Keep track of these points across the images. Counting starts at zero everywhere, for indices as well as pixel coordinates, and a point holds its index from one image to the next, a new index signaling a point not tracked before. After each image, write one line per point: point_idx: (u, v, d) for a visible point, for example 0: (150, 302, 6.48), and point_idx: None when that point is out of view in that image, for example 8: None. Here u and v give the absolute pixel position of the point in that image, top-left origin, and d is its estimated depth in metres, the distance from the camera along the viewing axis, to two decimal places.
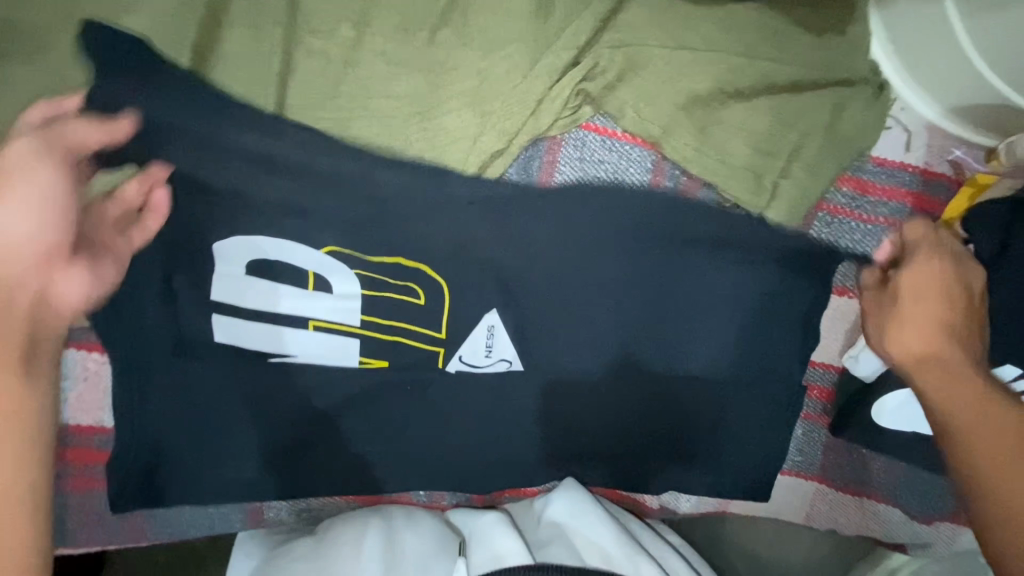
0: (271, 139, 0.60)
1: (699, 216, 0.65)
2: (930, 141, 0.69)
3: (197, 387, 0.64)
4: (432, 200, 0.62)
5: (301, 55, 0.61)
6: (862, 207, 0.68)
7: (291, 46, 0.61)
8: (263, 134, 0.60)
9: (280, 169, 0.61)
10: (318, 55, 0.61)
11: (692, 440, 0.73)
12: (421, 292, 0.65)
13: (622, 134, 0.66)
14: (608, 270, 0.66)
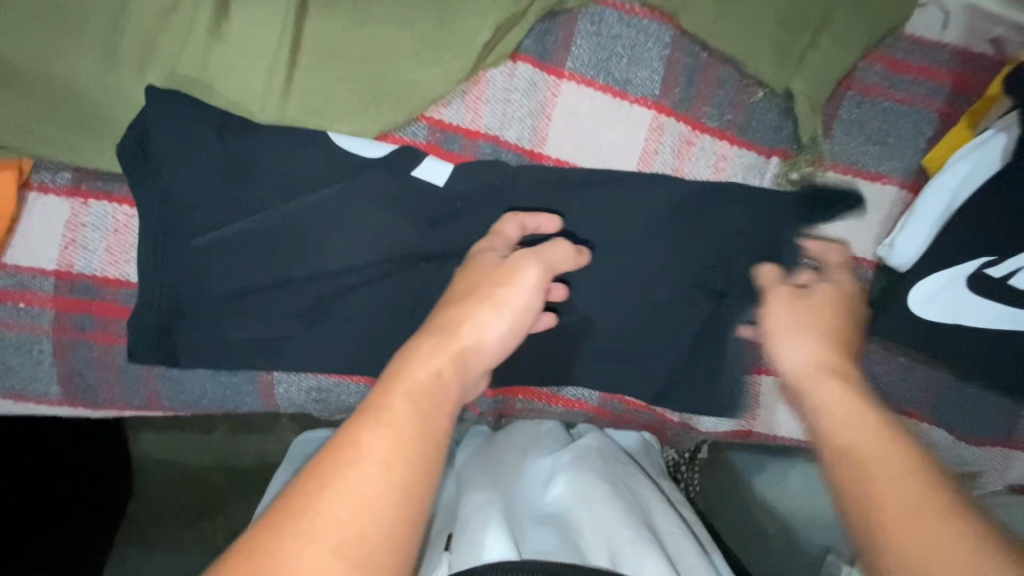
0: (278, 7, 0.61)
1: (723, 91, 0.65)
2: (968, 21, 0.65)
3: (195, 260, 0.62)
4: (443, 72, 0.63)
5: None
6: (894, 87, 0.65)
7: None
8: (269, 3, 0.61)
9: (291, 38, 0.62)
10: None
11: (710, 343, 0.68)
12: (437, 163, 0.65)
13: (639, 8, 0.64)
14: (630, 146, 0.66)
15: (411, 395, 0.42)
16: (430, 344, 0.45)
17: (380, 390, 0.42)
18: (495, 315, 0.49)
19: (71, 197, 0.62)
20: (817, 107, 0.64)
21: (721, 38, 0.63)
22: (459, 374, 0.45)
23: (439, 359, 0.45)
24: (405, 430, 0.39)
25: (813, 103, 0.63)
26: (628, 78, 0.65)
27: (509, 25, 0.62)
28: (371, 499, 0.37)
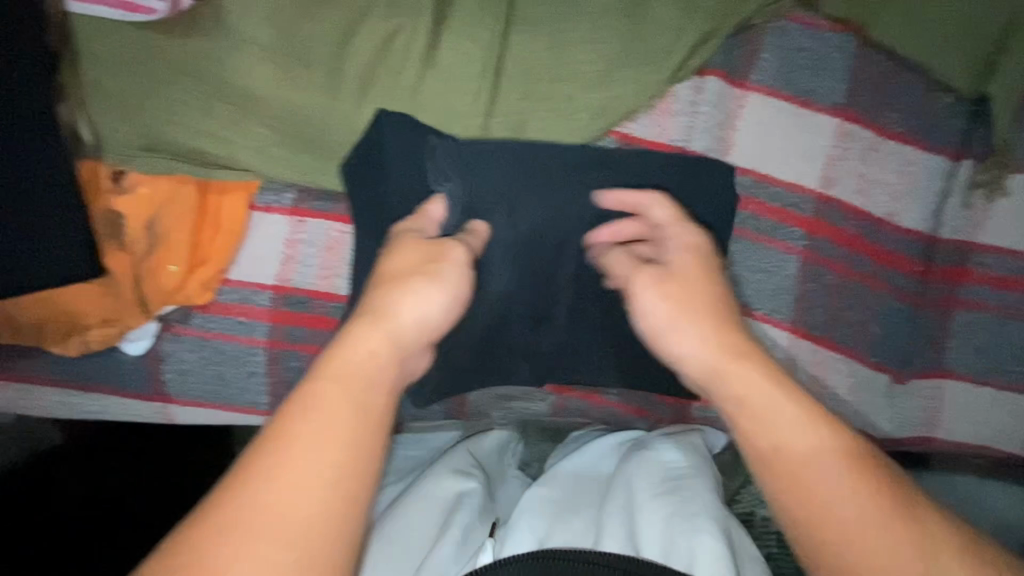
0: (487, 32, 0.65)
1: (907, 98, 0.67)
2: None
3: None
4: (636, 86, 0.66)
5: None
6: None
7: None
8: (478, 28, 0.65)
9: (497, 60, 0.65)
10: None
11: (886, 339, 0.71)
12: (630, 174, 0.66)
13: (824, 22, 0.67)
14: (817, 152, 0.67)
15: (341, 381, 0.41)
16: (374, 322, 0.46)
17: (318, 375, 0.41)
18: (429, 284, 0.50)
19: (290, 216, 0.66)
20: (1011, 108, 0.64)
21: (908, 47, 0.65)
22: (398, 361, 0.45)
23: (378, 342, 0.45)
24: (342, 424, 0.39)
25: (1006, 105, 0.64)
26: (812, 87, 0.67)
27: (700, 45, 0.66)
28: (315, 499, 0.37)
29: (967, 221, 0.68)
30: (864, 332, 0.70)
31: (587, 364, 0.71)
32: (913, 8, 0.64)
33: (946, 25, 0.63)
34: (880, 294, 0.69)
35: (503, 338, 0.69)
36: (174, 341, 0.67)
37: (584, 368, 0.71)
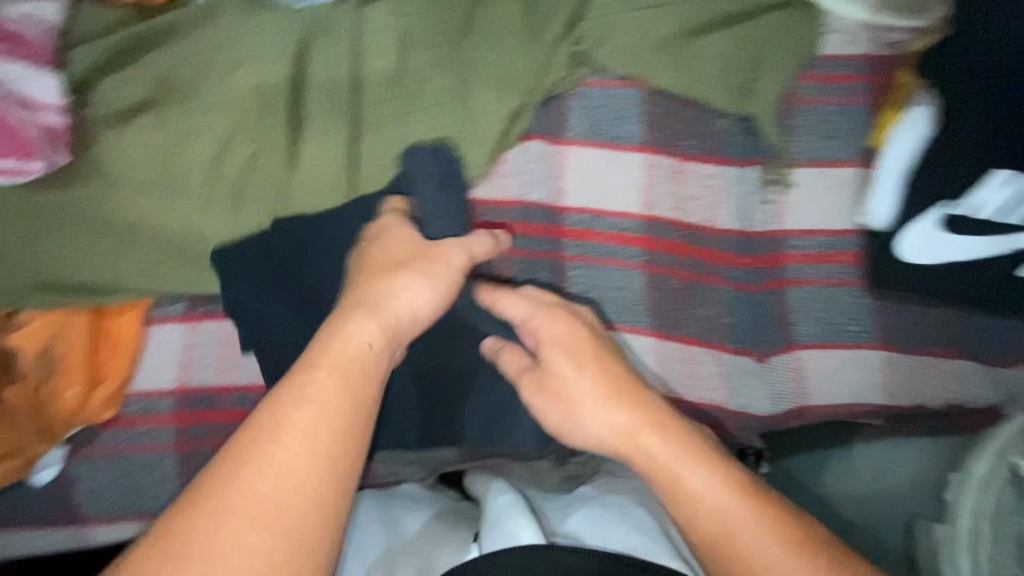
0: (337, 138, 0.77)
1: (696, 127, 0.80)
2: (867, 35, 0.82)
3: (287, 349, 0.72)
4: (471, 157, 0.78)
5: (352, 75, 0.79)
6: (828, 94, 0.81)
7: (347, 70, 0.79)
8: (328, 136, 0.76)
9: (350, 158, 0.77)
10: (364, 73, 0.79)
11: (735, 325, 0.81)
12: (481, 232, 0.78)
13: (613, 81, 0.82)
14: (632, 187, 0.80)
15: (335, 371, 0.57)
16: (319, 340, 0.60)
17: (284, 384, 0.56)
18: (413, 279, 0.66)
19: (186, 323, 0.73)
20: (773, 121, 0.79)
21: (682, 90, 0.80)
22: (384, 340, 0.62)
23: (352, 345, 0.60)
24: (332, 403, 0.55)
25: (769, 120, 0.78)
26: (618, 133, 0.81)
27: (517, 116, 0.79)
28: (298, 483, 0.50)
29: (771, 214, 0.80)
30: (716, 323, 0.81)
31: (483, 402, 0.77)
32: (675, 62, 0.80)
33: (703, 70, 0.79)
34: (718, 289, 0.80)
35: (402, 392, 0.77)
36: (83, 463, 0.71)
37: (481, 408, 0.77)
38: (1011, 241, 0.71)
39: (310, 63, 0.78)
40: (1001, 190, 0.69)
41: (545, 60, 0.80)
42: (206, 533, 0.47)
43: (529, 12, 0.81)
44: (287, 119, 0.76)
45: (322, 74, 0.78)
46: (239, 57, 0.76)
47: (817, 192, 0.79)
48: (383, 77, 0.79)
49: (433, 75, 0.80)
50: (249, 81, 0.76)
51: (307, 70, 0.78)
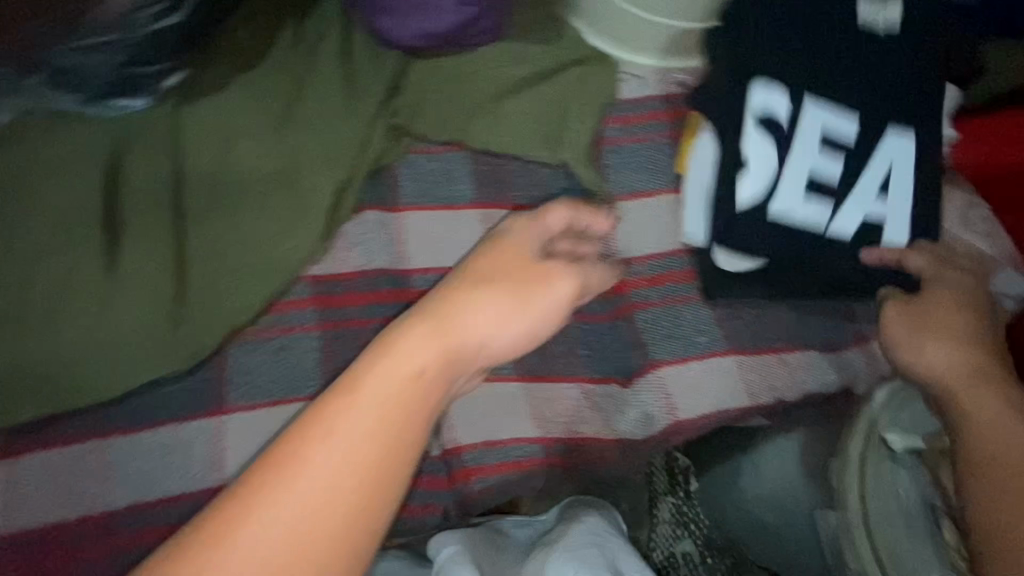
0: (162, 240, 0.76)
1: (523, 177, 0.86)
2: (656, 78, 0.93)
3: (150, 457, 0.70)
4: (306, 237, 0.79)
5: (174, 177, 0.79)
6: (635, 131, 0.89)
7: (168, 173, 0.79)
8: (152, 239, 0.75)
9: (178, 256, 0.76)
10: (188, 172, 0.80)
11: (593, 354, 0.85)
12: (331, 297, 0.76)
13: (439, 147, 0.86)
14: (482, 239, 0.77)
15: (388, 360, 0.54)
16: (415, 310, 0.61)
17: (393, 327, 0.58)
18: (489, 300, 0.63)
19: (8, 461, 0.68)
20: (589, 163, 0.85)
21: (502, 148, 0.86)
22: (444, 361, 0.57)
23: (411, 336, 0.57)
24: (394, 421, 0.52)
25: (584, 162, 0.85)
26: (451, 193, 0.84)
27: (350, 193, 0.83)
28: (332, 490, 0.48)
29: (603, 246, 0.86)
30: (574, 357, 0.84)
31: None
32: (490, 125, 0.87)
33: (518, 128, 0.87)
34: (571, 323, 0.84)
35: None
36: None
37: None
38: (783, 218, 0.81)
39: (129, 171, 0.79)
40: (754, 182, 0.79)
41: (369, 139, 0.85)
42: (304, 462, 0.48)
43: (349, 96, 0.87)
44: (107, 230, 0.75)
45: (142, 179, 0.78)
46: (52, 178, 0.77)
47: (638, 222, 0.86)
48: (207, 174, 0.81)
49: (260, 166, 0.82)
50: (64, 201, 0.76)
51: (126, 179, 0.78)
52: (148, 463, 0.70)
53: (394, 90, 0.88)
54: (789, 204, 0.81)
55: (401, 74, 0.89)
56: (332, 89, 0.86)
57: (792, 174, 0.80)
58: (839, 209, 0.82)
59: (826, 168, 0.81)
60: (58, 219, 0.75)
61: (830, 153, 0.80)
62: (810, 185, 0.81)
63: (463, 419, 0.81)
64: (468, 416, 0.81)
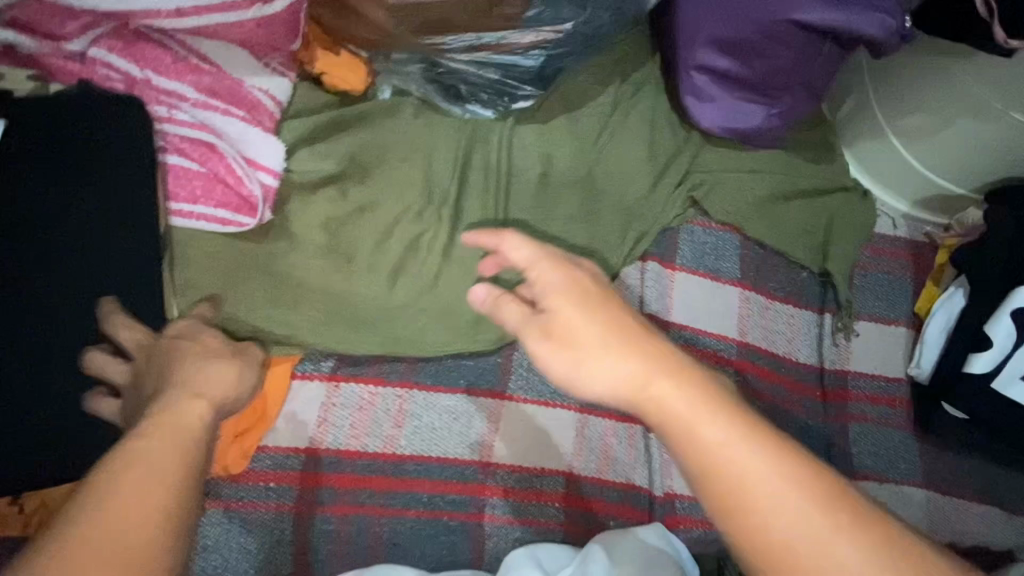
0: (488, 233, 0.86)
1: (783, 273, 0.96)
2: (907, 223, 1.04)
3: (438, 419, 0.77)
4: (598, 267, 0.90)
5: (504, 183, 0.91)
6: (881, 263, 0.99)
7: (500, 178, 0.91)
8: (481, 230, 0.86)
9: (496, 252, 0.86)
10: (514, 183, 0.92)
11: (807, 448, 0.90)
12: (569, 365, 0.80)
13: (716, 224, 0.97)
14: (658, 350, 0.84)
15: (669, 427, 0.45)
16: (635, 349, 0.47)
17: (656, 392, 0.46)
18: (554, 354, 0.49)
19: (328, 382, 0.76)
20: (845, 278, 0.95)
21: (774, 242, 0.96)
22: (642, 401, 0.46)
23: (676, 393, 0.45)
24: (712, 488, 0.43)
25: (843, 276, 0.94)
26: (719, 266, 0.94)
27: (639, 240, 0.93)
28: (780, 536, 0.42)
29: (839, 354, 0.93)
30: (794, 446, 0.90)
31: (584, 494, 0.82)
32: (767, 219, 0.97)
33: (788, 228, 0.97)
34: (797, 413, 0.91)
35: (516, 478, 0.79)
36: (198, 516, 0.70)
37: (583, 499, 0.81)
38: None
39: (471, 166, 0.90)
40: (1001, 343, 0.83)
41: (664, 199, 0.96)
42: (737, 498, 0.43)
43: (653, 157, 0.98)
44: (448, 209, 0.85)
45: (481, 177, 0.90)
46: (412, 150, 0.87)
47: (873, 342, 0.95)
48: (528, 189, 0.92)
49: (570, 195, 0.93)
50: (420, 171, 0.85)
51: (467, 172, 0.89)
52: (438, 423, 0.78)
53: (691, 163, 0.99)
54: None
55: (697, 151, 1.00)
56: (642, 148, 0.98)
57: None
58: None
59: None
60: (411, 183, 0.84)
61: None
62: None
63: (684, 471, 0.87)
64: None
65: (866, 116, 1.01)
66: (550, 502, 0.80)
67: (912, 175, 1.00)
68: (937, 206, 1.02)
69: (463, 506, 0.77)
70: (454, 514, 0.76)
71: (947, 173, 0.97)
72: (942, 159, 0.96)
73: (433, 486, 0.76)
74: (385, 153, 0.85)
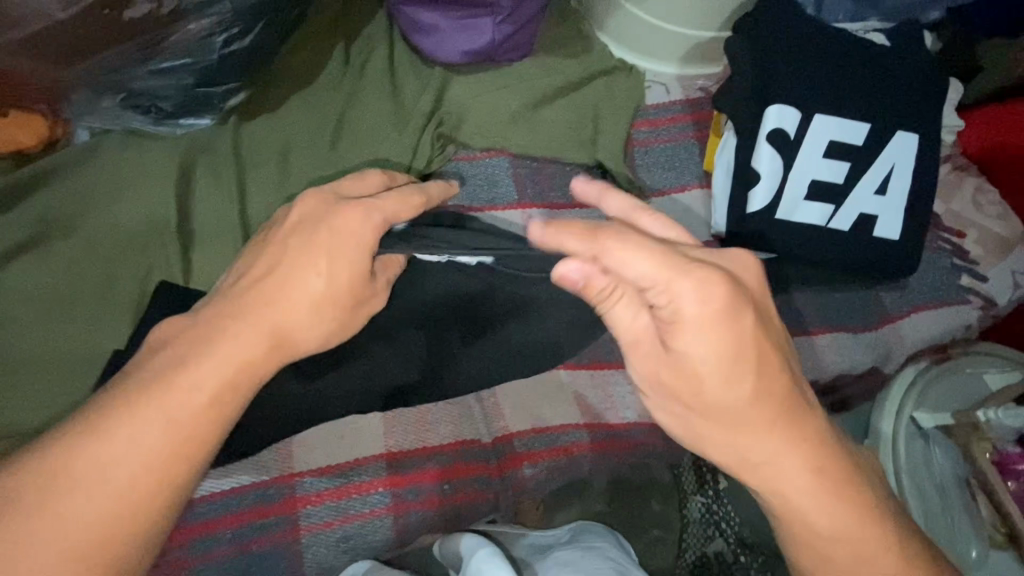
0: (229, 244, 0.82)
1: (560, 178, 0.92)
2: (681, 84, 1.00)
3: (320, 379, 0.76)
4: None
5: (238, 182, 0.85)
6: (659, 134, 0.95)
7: (231, 179, 0.85)
8: (220, 243, 0.82)
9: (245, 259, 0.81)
10: (248, 179, 0.86)
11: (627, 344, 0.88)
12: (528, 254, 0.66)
13: (481, 153, 0.93)
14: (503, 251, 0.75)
15: (727, 330, 0.48)
16: (763, 370, 0.50)
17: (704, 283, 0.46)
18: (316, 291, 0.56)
19: None
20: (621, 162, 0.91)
21: (543, 151, 0.92)
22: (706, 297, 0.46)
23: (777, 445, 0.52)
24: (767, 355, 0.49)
25: (617, 161, 0.91)
26: (493, 195, 0.91)
27: None
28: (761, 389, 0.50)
29: None
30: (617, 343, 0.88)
31: (407, 469, 0.78)
32: (527, 131, 0.92)
33: (552, 131, 0.93)
34: None
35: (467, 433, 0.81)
36: None
37: (406, 474, 0.78)
38: (805, 200, 0.81)
39: (192, 181, 0.84)
40: (771, 170, 0.81)
41: (417, 145, 0.91)
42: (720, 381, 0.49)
43: (396, 106, 0.93)
44: (178, 233, 0.81)
45: (208, 187, 0.84)
46: (121, 185, 0.81)
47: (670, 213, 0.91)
48: (265, 182, 0.86)
49: (312, 172, 0.88)
50: (132, 207, 0.80)
51: (190, 189, 0.84)
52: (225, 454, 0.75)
53: (436, 99, 0.93)
54: (814, 181, 0.81)
55: (443, 85, 0.95)
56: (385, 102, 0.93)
57: (816, 148, 0.80)
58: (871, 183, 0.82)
59: (849, 141, 0.81)
60: (124, 222, 0.79)
61: (851, 124, 0.81)
62: (833, 160, 0.81)
63: (510, 409, 0.84)
64: (513, 402, 0.84)
65: None
66: (373, 491, 0.77)
67: (663, 35, 0.96)
68: (701, 56, 0.97)
69: (270, 525, 0.74)
70: (270, 536, 0.74)
71: (690, 21, 0.93)
72: (677, 8, 0.91)
73: (242, 512, 0.73)
74: (85, 201, 0.79)
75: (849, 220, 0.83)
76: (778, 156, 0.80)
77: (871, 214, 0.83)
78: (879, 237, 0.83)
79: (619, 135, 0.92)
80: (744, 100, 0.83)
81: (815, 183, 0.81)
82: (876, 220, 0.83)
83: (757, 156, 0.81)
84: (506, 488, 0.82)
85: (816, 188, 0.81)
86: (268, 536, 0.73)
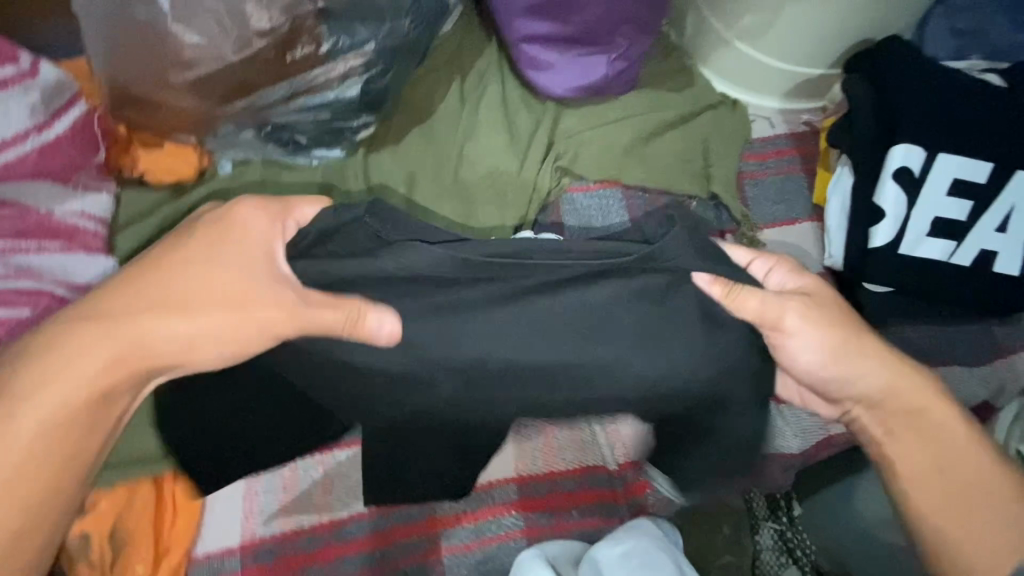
0: None
1: (672, 210, 0.95)
2: (784, 118, 1.02)
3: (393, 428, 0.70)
4: None
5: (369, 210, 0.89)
6: (768, 168, 0.98)
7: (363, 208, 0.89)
8: None
9: None
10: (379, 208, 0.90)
11: None
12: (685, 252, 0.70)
13: (595, 185, 0.96)
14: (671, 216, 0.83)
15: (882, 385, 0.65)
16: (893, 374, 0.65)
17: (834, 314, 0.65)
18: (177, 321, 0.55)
19: (245, 473, 0.75)
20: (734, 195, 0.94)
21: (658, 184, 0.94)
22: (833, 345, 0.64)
23: (912, 383, 0.66)
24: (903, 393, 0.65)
25: (730, 195, 0.93)
26: (609, 225, 0.93)
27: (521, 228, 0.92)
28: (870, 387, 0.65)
29: None
30: None
31: (538, 493, 0.81)
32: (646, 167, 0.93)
33: (664, 163, 0.95)
34: None
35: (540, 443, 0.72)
36: None
37: (538, 498, 0.81)
38: (929, 237, 0.84)
39: None
40: (896, 207, 0.83)
41: (536, 177, 0.94)
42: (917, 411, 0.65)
43: (514, 139, 0.96)
44: None
45: None
46: None
47: (782, 246, 0.93)
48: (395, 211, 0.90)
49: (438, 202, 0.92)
50: None
51: None
52: None
53: (552, 132, 0.97)
54: (938, 218, 0.83)
55: (557, 119, 0.98)
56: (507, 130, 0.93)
57: (940, 186, 0.83)
58: (994, 220, 0.84)
59: (973, 180, 0.83)
60: None
61: (974, 162, 0.83)
62: (957, 198, 0.83)
63: (631, 436, 0.85)
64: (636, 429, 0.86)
65: (708, 29, 1.00)
66: (506, 513, 0.80)
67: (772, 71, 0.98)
68: (807, 92, 1.00)
69: (413, 546, 0.76)
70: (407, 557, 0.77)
71: (801, 59, 0.95)
72: (790, 47, 0.94)
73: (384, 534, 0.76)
74: None
75: (972, 256, 0.84)
76: (903, 195, 0.83)
77: (994, 250, 0.84)
78: (1001, 271, 0.85)
79: (731, 169, 0.95)
80: (866, 138, 0.85)
81: (939, 220, 0.83)
82: (999, 255, 0.84)
83: (880, 193, 0.83)
84: (631, 517, 0.82)
85: (940, 225, 0.83)
86: (411, 557, 0.76)
